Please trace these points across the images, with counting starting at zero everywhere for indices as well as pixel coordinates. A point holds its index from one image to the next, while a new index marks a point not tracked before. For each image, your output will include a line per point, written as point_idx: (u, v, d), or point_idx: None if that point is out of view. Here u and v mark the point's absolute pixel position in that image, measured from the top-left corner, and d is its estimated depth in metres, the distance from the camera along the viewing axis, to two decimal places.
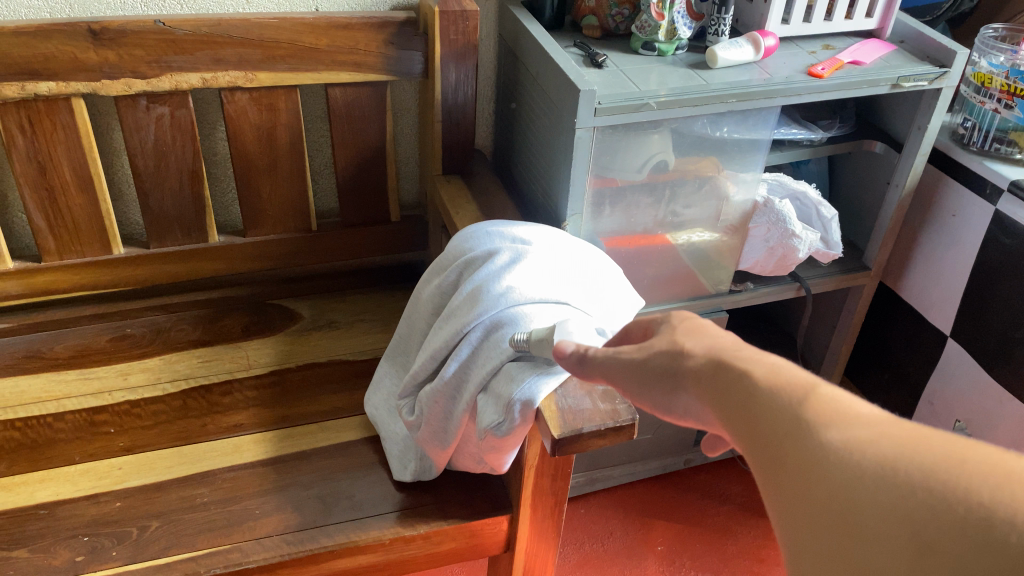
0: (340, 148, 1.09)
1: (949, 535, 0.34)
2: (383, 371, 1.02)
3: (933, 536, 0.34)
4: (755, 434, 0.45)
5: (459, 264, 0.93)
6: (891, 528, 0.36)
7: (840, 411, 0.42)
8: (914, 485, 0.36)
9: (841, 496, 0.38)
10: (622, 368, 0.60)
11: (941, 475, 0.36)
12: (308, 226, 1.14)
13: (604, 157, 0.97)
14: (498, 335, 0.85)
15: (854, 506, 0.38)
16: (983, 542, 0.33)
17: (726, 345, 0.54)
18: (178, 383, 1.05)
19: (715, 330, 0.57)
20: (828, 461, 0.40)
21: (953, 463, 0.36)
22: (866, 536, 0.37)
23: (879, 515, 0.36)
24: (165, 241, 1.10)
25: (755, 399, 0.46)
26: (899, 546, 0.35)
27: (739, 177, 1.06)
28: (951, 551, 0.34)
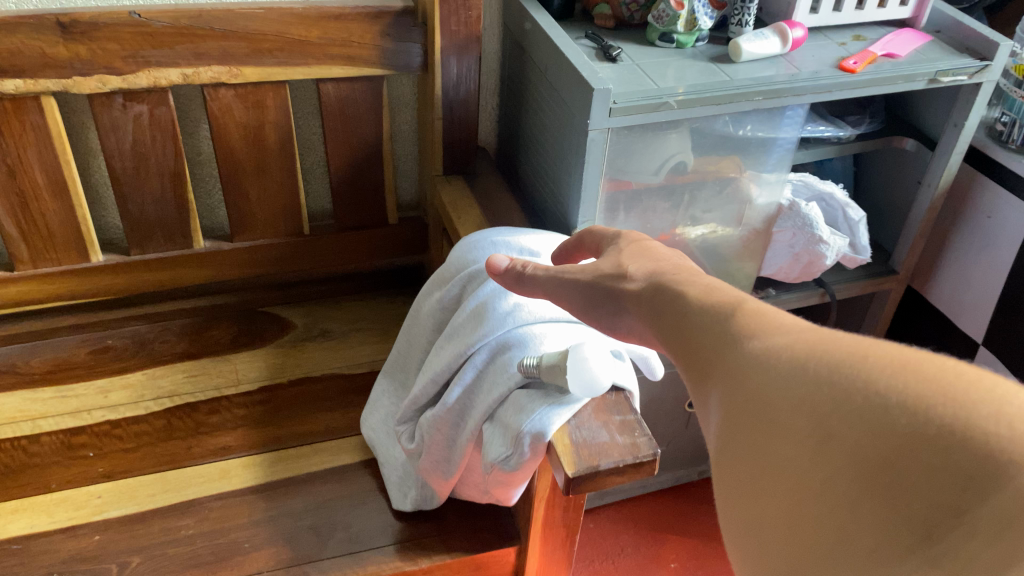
0: (334, 148, 1.02)
1: (843, 418, 0.33)
2: (381, 389, 0.95)
3: (830, 425, 0.34)
4: (693, 355, 0.46)
5: (462, 278, 0.86)
6: (794, 418, 0.35)
7: (769, 325, 0.42)
8: (816, 378, 0.35)
9: (756, 396, 0.38)
10: (566, 283, 0.71)
11: (842, 367, 0.35)
12: (299, 231, 1.07)
13: (619, 159, 0.90)
14: (505, 358, 0.78)
15: (766, 404, 0.37)
16: (871, 422, 0.32)
17: (661, 268, 0.62)
18: (161, 401, 0.98)
19: (659, 255, 0.67)
20: (747, 370, 0.39)
21: (852, 361, 0.35)
22: (773, 425, 0.36)
23: (785, 408, 0.36)
24: (147, 247, 1.02)
25: (698, 329, 0.47)
26: (800, 435, 0.35)
27: (761, 178, 0.99)
28: (842, 434, 0.33)
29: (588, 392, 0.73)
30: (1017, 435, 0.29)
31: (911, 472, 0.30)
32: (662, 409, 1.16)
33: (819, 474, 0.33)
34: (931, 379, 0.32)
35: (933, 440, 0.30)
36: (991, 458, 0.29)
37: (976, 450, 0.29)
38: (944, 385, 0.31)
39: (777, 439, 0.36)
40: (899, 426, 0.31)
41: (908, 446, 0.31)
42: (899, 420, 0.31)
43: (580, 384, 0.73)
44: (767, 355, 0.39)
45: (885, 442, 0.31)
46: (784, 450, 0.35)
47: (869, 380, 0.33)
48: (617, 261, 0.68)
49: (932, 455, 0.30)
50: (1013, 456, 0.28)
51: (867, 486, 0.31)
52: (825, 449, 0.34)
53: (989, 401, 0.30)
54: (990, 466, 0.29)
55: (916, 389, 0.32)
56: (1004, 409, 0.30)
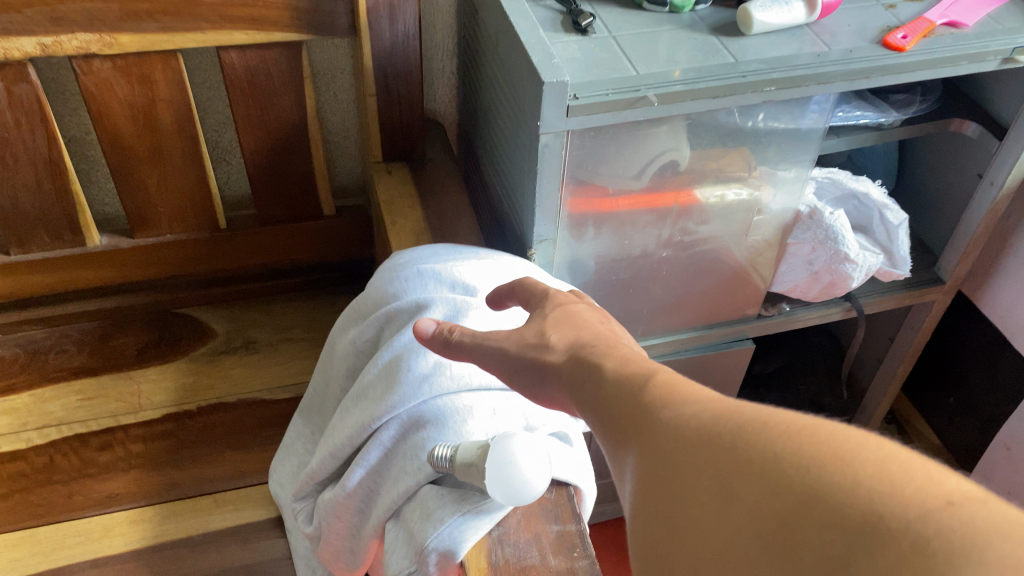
0: (246, 130, 0.83)
1: (748, 483, 0.32)
2: (296, 430, 0.79)
3: (733, 488, 0.32)
4: (606, 420, 0.43)
5: (377, 319, 0.68)
6: (700, 484, 0.34)
7: (679, 395, 0.39)
8: (719, 444, 0.34)
9: (665, 462, 0.36)
10: (496, 358, 0.54)
11: (747, 429, 0.34)
12: (215, 226, 0.90)
13: (586, 163, 0.69)
14: (416, 439, 0.61)
15: (674, 471, 0.35)
16: (767, 480, 0.31)
17: (591, 341, 0.51)
18: (46, 432, 0.83)
19: (585, 320, 0.55)
20: (658, 435, 0.38)
21: (752, 426, 0.34)
22: (686, 487, 0.34)
23: (692, 472, 0.34)
24: (30, 245, 0.86)
25: (614, 391, 0.43)
26: (703, 499, 0.33)
27: (775, 176, 0.77)
28: (743, 498, 0.32)
29: (511, 499, 0.56)
30: (900, 495, 0.28)
31: (809, 539, 0.29)
32: None
33: (722, 540, 0.32)
34: (821, 444, 0.32)
35: (825, 502, 0.29)
36: (880, 516, 0.28)
37: (862, 512, 0.28)
38: (837, 449, 0.31)
39: (684, 505, 0.34)
40: (794, 485, 0.30)
41: (803, 506, 0.30)
42: (790, 482, 0.31)
43: (503, 492, 0.55)
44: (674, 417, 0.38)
45: (781, 503, 0.30)
46: (690, 517, 0.34)
47: (760, 441, 0.33)
48: (550, 333, 0.53)
49: (821, 514, 0.29)
50: (894, 514, 0.28)
51: (766, 548, 0.30)
52: (728, 515, 0.32)
53: (872, 461, 0.30)
54: (882, 526, 0.27)
55: (804, 451, 0.31)
56: (876, 461, 0.30)
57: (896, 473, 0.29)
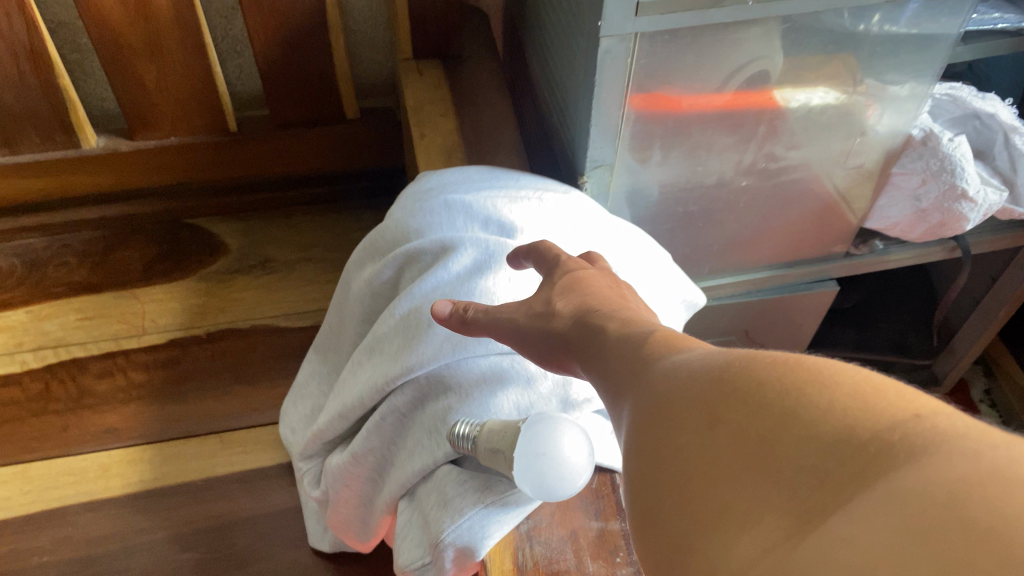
0: (252, 21, 0.69)
1: (704, 401, 0.25)
2: (310, 368, 0.70)
3: (690, 406, 0.26)
4: (595, 368, 0.36)
5: (395, 259, 0.57)
6: (658, 413, 0.27)
7: (669, 339, 0.32)
8: (682, 370, 0.27)
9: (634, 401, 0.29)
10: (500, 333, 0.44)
11: (720, 352, 0.27)
12: (224, 129, 0.79)
13: (655, 75, 0.56)
14: (438, 410, 0.52)
15: (639, 407, 0.29)
16: (741, 388, 0.24)
17: (596, 306, 0.41)
18: (43, 354, 0.76)
19: (597, 285, 0.44)
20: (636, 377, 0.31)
21: (727, 350, 0.27)
22: (658, 413, 0.27)
23: (652, 402, 0.28)
24: (19, 146, 0.76)
25: (603, 338, 0.36)
26: (660, 430, 0.27)
27: (885, 92, 0.63)
28: (697, 417, 0.25)
29: (542, 493, 0.46)
30: (871, 403, 0.21)
31: (762, 456, 0.22)
32: None
33: (676, 471, 0.25)
34: (790, 359, 0.25)
35: (784, 411, 0.23)
36: (847, 423, 0.21)
37: (825, 424, 0.21)
38: (810, 361, 0.24)
39: (642, 440, 0.27)
40: (755, 395, 0.24)
41: (759, 417, 0.23)
42: (747, 395, 0.24)
43: (534, 483, 0.45)
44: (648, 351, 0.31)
45: (740, 415, 0.24)
46: (647, 452, 0.27)
47: (726, 360, 0.26)
48: (562, 302, 0.43)
49: (780, 421, 0.22)
50: (862, 421, 0.21)
51: (733, 459, 0.23)
52: (682, 443, 0.25)
53: (844, 369, 0.23)
54: (850, 435, 0.21)
55: (770, 366, 0.25)
56: (854, 371, 0.23)
57: (866, 379, 0.22)
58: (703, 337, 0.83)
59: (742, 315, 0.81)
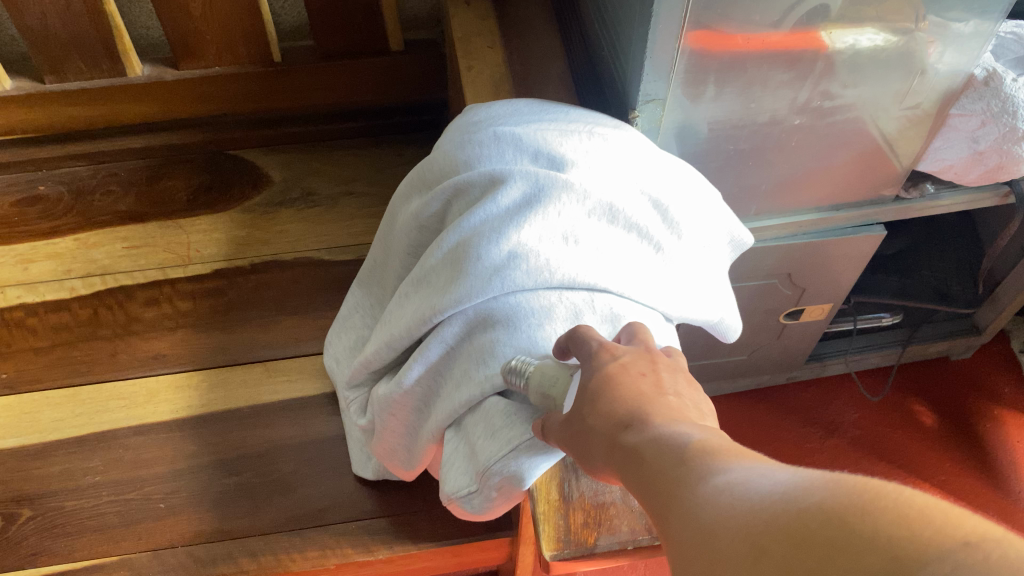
0: None
1: (742, 529, 0.24)
2: (354, 300, 0.71)
3: (724, 541, 0.24)
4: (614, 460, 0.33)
5: (444, 192, 0.57)
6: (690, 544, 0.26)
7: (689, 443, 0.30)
8: (716, 496, 0.26)
9: (665, 525, 0.28)
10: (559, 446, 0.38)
11: (761, 476, 0.26)
12: (267, 59, 0.78)
13: (715, 8, 0.54)
14: (483, 341, 0.52)
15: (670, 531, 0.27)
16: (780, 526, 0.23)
17: (629, 419, 0.33)
18: (91, 281, 0.77)
19: (629, 380, 0.36)
20: (659, 490, 0.29)
21: (768, 474, 0.26)
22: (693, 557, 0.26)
23: (684, 527, 0.27)
24: (66, 73, 0.76)
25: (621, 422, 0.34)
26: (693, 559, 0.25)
27: (949, 32, 0.60)
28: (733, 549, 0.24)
29: None
30: (919, 525, 0.20)
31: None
32: (747, 320, 0.89)
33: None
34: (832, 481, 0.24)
35: (827, 537, 0.21)
36: (896, 555, 0.20)
37: (873, 553, 0.20)
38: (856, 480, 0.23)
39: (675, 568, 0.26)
40: (797, 521, 0.23)
41: (800, 545, 0.22)
42: (788, 524, 0.23)
43: None
44: (678, 456, 0.29)
45: (782, 546, 0.22)
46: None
47: (764, 487, 0.25)
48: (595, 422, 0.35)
49: (822, 553, 0.21)
50: (912, 547, 0.20)
51: None
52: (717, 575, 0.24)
53: (890, 489, 0.22)
54: (900, 563, 0.20)
55: (814, 490, 0.23)
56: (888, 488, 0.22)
57: (912, 502, 0.21)
58: (746, 280, 0.82)
59: (787, 259, 0.80)
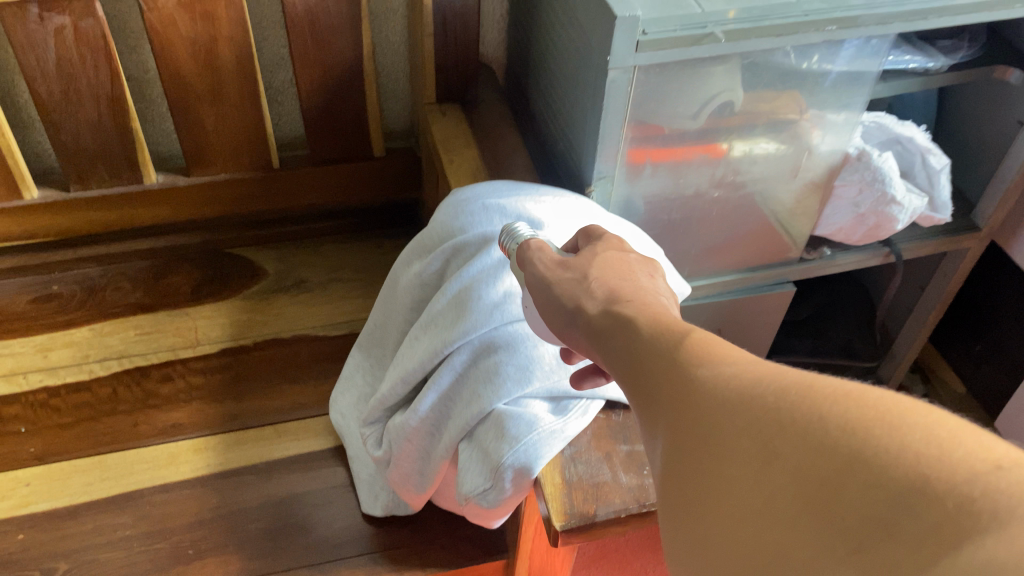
0: (302, 68, 0.83)
1: (760, 433, 0.29)
2: (354, 363, 0.81)
3: (748, 442, 0.30)
4: (619, 360, 0.39)
5: (444, 251, 0.70)
6: (702, 432, 0.32)
7: (694, 345, 0.36)
8: (730, 391, 0.31)
9: (673, 403, 0.34)
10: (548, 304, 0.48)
11: (772, 381, 0.31)
12: (268, 165, 0.92)
13: (650, 101, 0.71)
14: (489, 363, 0.63)
15: (678, 408, 0.33)
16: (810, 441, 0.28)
17: (624, 293, 0.44)
18: (108, 364, 0.86)
19: (632, 269, 0.48)
20: (670, 377, 0.35)
21: (779, 379, 0.31)
22: (719, 459, 0.30)
23: (695, 413, 0.32)
24: (89, 182, 0.88)
25: (619, 320, 0.41)
26: (705, 444, 0.31)
27: (826, 120, 0.79)
28: (747, 447, 0.30)
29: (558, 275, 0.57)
30: (947, 456, 0.25)
31: (824, 502, 0.26)
32: None
33: (723, 489, 0.30)
34: (861, 408, 0.28)
35: (850, 457, 0.26)
36: (922, 478, 0.24)
37: (896, 475, 0.25)
38: (876, 406, 0.27)
39: (682, 449, 0.32)
40: (817, 438, 0.27)
41: (822, 460, 0.27)
42: (810, 438, 0.28)
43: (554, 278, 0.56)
44: (695, 359, 0.34)
45: (796, 447, 0.28)
46: (692, 468, 0.32)
47: (777, 392, 0.30)
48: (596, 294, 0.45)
49: (843, 466, 0.26)
50: (939, 475, 0.24)
51: (803, 500, 0.27)
52: (730, 463, 0.30)
53: (915, 420, 0.26)
54: (925, 488, 0.24)
55: (836, 406, 0.28)
56: (916, 429, 0.26)
57: (940, 433, 0.25)
58: None
59: (716, 315, 0.95)
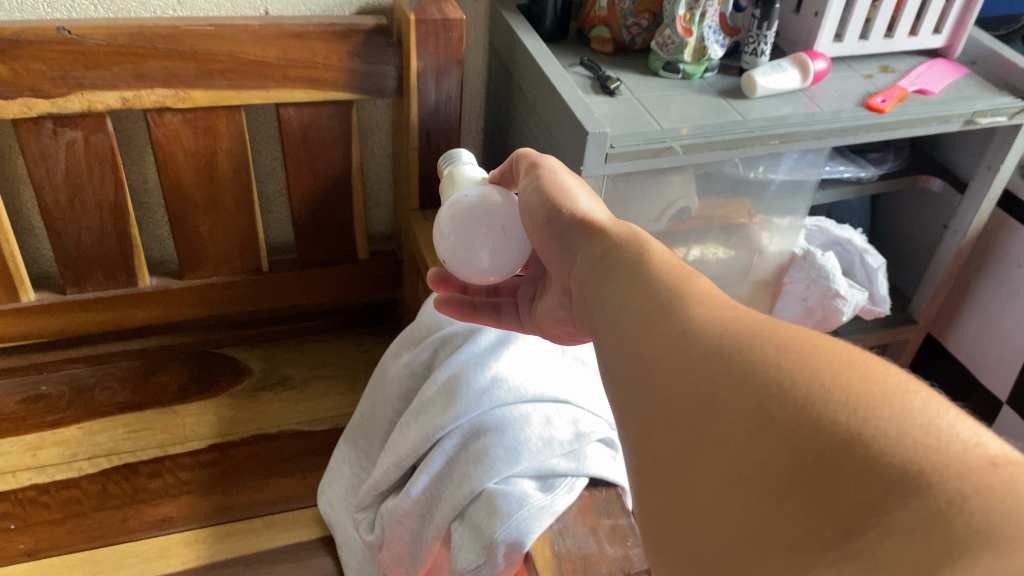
0: (296, 178, 0.90)
1: (757, 402, 0.33)
2: (341, 456, 0.84)
3: (744, 406, 0.33)
4: (621, 277, 0.45)
5: (433, 341, 0.77)
6: (696, 378, 0.35)
7: (696, 293, 0.40)
8: (730, 346, 0.35)
9: (671, 339, 0.38)
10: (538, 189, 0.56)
11: (772, 345, 0.34)
12: (257, 268, 0.97)
13: (617, 207, 0.79)
14: (478, 445, 0.67)
15: (674, 349, 0.37)
16: (807, 419, 0.31)
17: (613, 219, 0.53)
18: (97, 462, 0.88)
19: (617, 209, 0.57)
20: (672, 319, 0.39)
21: (782, 340, 0.35)
22: (712, 422, 0.34)
23: (692, 358, 0.36)
24: (86, 285, 0.92)
25: (621, 251, 0.47)
26: (698, 395, 0.35)
27: (773, 224, 0.90)
28: (739, 407, 0.33)
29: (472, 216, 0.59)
30: (943, 450, 0.29)
31: (815, 483, 0.30)
32: None
33: (709, 441, 0.33)
34: (867, 381, 0.31)
35: (844, 442, 0.30)
36: (920, 469, 0.28)
37: (893, 462, 0.28)
38: (878, 390, 0.31)
39: (673, 399, 0.36)
40: (811, 417, 0.31)
41: (815, 438, 0.30)
42: (807, 419, 0.31)
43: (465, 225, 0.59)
44: (696, 317, 0.38)
45: (790, 415, 0.31)
46: (680, 424, 0.35)
47: (778, 355, 0.34)
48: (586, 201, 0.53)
49: (839, 446, 0.30)
50: (934, 470, 0.28)
51: (797, 471, 0.30)
52: (720, 417, 0.33)
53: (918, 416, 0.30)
54: (920, 477, 0.28)
55: (839, 381, 0.32)
56: (917, 424, 0.29)
57: (936, 426, 0.29)
58: None
59: None
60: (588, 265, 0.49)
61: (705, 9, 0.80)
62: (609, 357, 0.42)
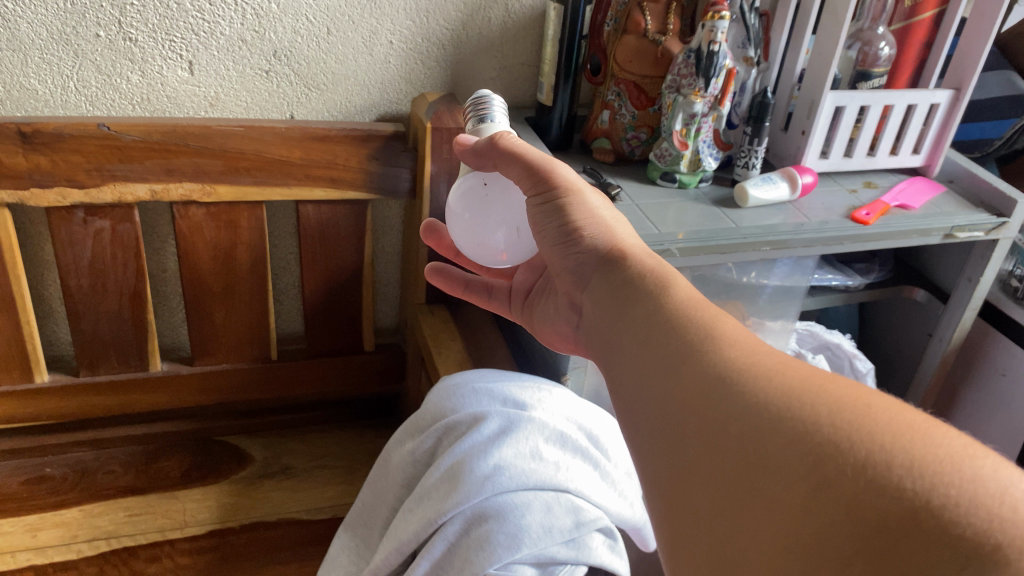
0: (310, 271, 0.95)
1: (808, 460, 0.34)
2: (339, 543, 0.83)
3: (796, 463, 0.34)
4: (643, 314, 0.48)
5: (437, 430, 0.79)
6: (741, 432, 0.37)
7: (724, 334, 0.43)
8: (770, 401, 0.37)
9: (709, 383, 0.40)
10: (556, 215, 0.57)
11: (817, 403, 0.36)
12: (266, 356, 1.00)
13: None
14: (480, 531, 0.68)
15: (716, 399, 0.39)
16: (868, 479, 0.32)
17: (622, 243, 0.55)
18: (96, 544, 0.88)
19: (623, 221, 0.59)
20: (703, 362, 0.42)
21: (831, 400, 0.36)
22: (767, 484, 0.35)
23: (733, 411, 0.38)
24: (97, 367, 0.94)
25: (638, 279, 0.51)
26: (741, 451, 0.37)
27: (765, 326, 0.95)
28: (793, 465, 0.34)
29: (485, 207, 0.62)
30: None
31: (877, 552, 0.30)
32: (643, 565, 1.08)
33: (761, 502, 0.35)
34: (928, 443, 0.33)
35: (909, 508, 0.31)
36: (999, 543, 0.29)
37: (967, 533, 0.30)
38: (939, 455, 0.32)
39: (717, 450, 0.38)
40: (875, 482, 0.32)
41: (878, 506, 0.31)
42: (869, 482, 0.32)
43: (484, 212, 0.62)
44: (732, 364, 0.41)
45: (844, 474, 0.33)
46: (727, 482, 0.37)
47: (829, 414, 0.35)
48: (605, 224, 0.56)
49: (903, 513, 0.31)
50: (1011, 542, 0.29)
51: (863, 533, 0.31)
52: (770, 477, 0.35)
53: (990, 486, 0.31)
54: (1001, 548, 0.29)
55: (897, 445, 0.33)
56: (999, 491, 0.31)
57: (1008, 493, 0.31)
58: None
59: None
60: (603, 295, 0.53)
61: (700, 125, 0.85)
62: (632, 400, 0.45)
